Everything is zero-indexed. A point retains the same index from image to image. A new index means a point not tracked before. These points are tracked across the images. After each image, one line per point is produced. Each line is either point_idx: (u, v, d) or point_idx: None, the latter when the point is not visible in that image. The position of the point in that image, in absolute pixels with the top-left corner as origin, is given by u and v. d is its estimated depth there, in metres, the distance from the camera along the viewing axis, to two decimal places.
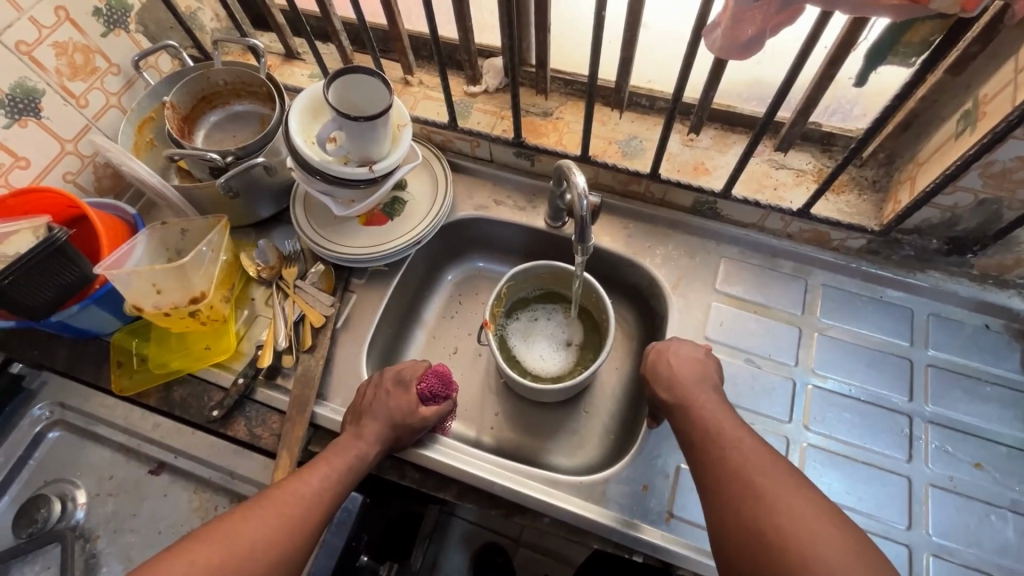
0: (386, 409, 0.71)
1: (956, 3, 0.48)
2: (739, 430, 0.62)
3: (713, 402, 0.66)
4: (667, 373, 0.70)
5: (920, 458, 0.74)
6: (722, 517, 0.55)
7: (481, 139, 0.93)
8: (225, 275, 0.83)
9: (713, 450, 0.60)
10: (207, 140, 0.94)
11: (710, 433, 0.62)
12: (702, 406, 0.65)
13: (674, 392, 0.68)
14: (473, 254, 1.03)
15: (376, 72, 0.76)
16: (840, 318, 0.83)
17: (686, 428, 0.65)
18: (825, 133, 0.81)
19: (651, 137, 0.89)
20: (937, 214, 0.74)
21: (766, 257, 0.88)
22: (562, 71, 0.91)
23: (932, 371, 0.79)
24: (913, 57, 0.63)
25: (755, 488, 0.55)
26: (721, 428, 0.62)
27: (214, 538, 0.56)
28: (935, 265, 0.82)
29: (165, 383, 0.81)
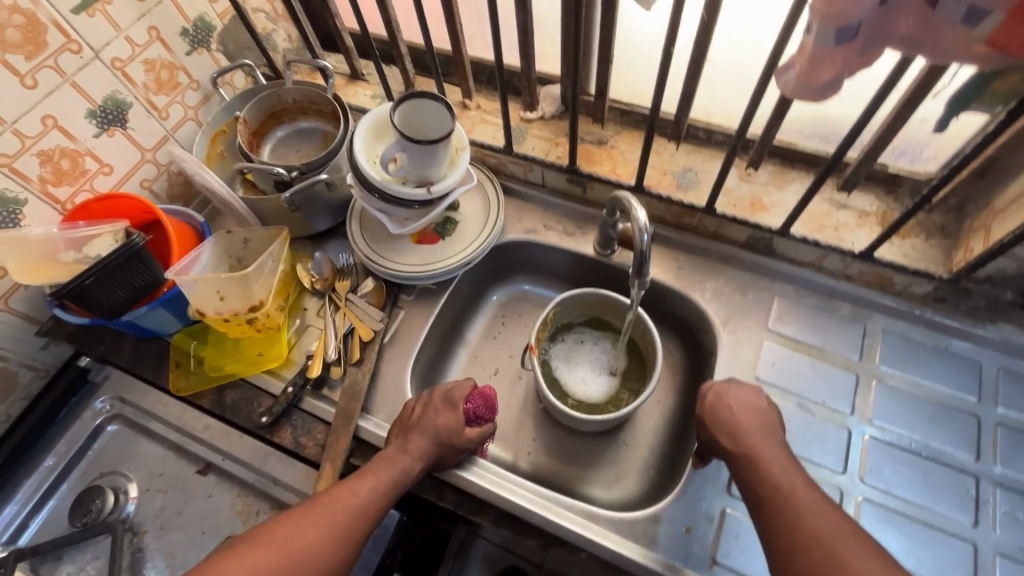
0: (432, 427, 0.71)
1: None
2: (811, 491, 0.59)
3: (779, 455, 0.64)
4: (729, 418, 0.68)
5: (987, 523, 0.69)
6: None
7: (534, 164, 0.94)
8: (282, 285, 0.86)
9: (788, 513, 0.58)
10: (273, 154, 0.98)
11: (782, 493, 0.59)
12: (768, 460, 0.63)
13: (735, 440, 0.66)
14: (519, 276, 1.03)
15: (440, 98, 0.78)
16: (901, 367, 0.79)
17: (751, 481, 0.62)
18: (891, 175, 0.78)
19: (707, 170, 0.88)
20: (1013, 266, 0.71)
21: (822, 298, 0.85)
22: (619, 101, 0.91)
23: (1001, 430, 0.74)
24: (997, 105, 0.60)
25: (840, 566, 0.52)
26: (793, 487, 0.60)
27: (281, 564, 0.57)
28: (1007, 317, 0.78)
29: (218, 386, 0.83)
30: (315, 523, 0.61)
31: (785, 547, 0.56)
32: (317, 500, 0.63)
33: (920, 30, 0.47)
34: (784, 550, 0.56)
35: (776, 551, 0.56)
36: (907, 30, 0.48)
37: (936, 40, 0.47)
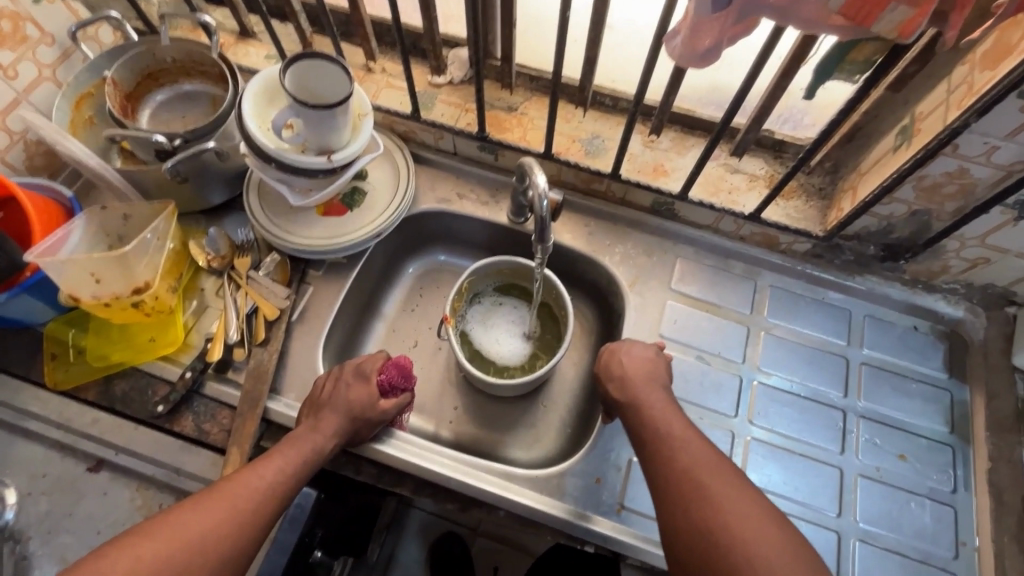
0: (345, 401, 0.70)
1: (894, 29, 0.49)
2: (687, 431, 0.65)
3: (661, 401, 0.69)
4: (622, 372, 0.72)
5: (851, 450, 0.79)
6: (671, 522, 0.58)
7: (445, 131, 0.92)
8: (172, 265, 0.79)
9: (664, 453, 0.63)
10: (153, 120, 0.89)
11: (661, 435, 0.64)
12: (651, 406, 0.68)
13: (624, 391, 0.71)
14: (435, 247, 1.02)
15: (335, 59, 0.74)
16: (785, 318, 0.87)
17: (637, 428, 0.67)
18: (777, 140, 0.84)
19: (613, 136, 0.90)
20: (874, 223, 0.78)
21: (719, 259, 0.91)
22: (527, 66, 0.91)
23: (865, 369, 0.84)
24: (856, 75, 0.66)
25: (703, 495, 0.58)
26: (672, 429, 0.65)
27: (167, 551, 0.54)
28: (872, 270, 0.87)
29: (105, 377, 0.77)
30: (212, 507, 0.58)
31: (662, 483, 0.61)
32: (219, 485, 0.60)
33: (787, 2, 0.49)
34: (660, 487, 0.61)
35: (654, 489, 0.62)
36: (777, 2, 0.50)
37: (800, 11, 0.50)
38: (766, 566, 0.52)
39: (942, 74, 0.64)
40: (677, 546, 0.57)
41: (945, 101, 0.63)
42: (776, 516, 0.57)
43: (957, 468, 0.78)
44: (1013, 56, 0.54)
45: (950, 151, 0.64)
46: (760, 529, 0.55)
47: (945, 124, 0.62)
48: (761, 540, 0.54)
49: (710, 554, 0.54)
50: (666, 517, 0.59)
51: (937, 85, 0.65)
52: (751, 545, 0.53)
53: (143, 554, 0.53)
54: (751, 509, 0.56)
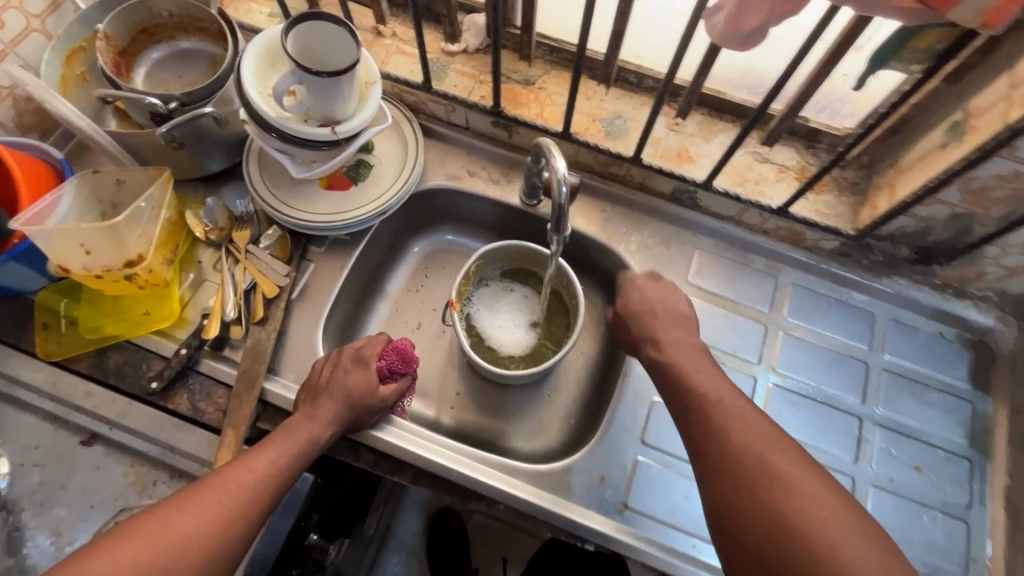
0: (344, 388, 0.68)
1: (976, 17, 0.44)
2: (750, 411, 0.60)
3: (710, 371, 0.66)
4: (651, 323, 0.73)
5: (865, 459, 0.76)
6: (737, 507, 0.54)
7: (457, 104, 0.87)
8: (167, 236, 0.75)
9: (727, 432, 0.58)
10: (149, 80, 0.84)
11: (720, 414, 0.60)
12: (708, 383, 0.64)
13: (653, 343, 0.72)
14: (442, 226, 0.97)
15: (342, 21, 0.68)
16: (805, 318, 0.83)
17: (692, 403, 0.63)
18: (811, 129, 0.79)
19: (636, 117, 0.85)
20: (911, 224, 0.74)
21: (740, 252, 0.87)
22: (548, 37, 0.85)
23: (885, 375, 0.81)
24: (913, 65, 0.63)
25: (773, 480, 0.54)
26: (733, 408, 0.61)
27: (157, 552, 0.52)
28: (901, 272, 0.82)
29: (98, 349, 0.74)
30: (202, 504, 0.56)
31: (725, 463, 0.56)
32: (203, 481, 0.58)
33: None
34: (720, 467, 0.57)
35: (714, 468, 0.57)
36: None
37: None
38: (846, 559, 0.48)
39: (1006, 66, 0.58)
40: (742, 532, 0.53)
41: (1007, 96, 0.57)
42: (851, 507, 0.52)
43: (973, 482, 0.76)
44: None
45: (1007, 153, 0.59)
46: (837, 521, 0.50)
47: (1005, 123, 0.56)
48: (838, 531, 0.50)
49: (781, 543, 0.50)
50: (728, 500, 0.55)
51: (999, 79, 0.59)
52: (812, 513, 0.51)
53: (134, 557, 0.51)
54: (826, 497, 0.52)
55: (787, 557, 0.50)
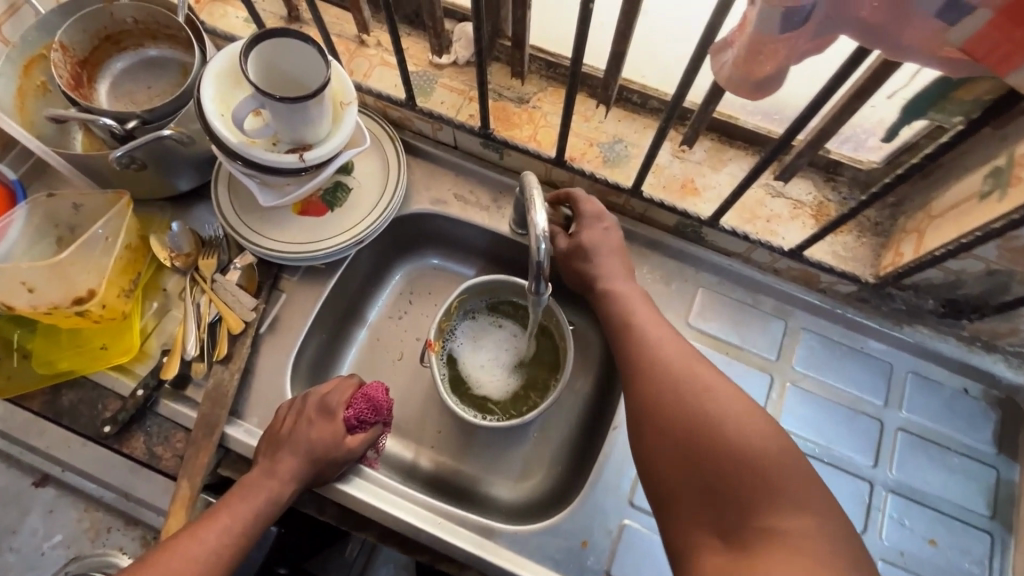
0: (306, 442, 0.63)
1: None
2: (670, 338, 0.62)
3: (638, 298, 0.67)
4: (591, 260, 0.70)
5: (875, 529, 0.70)
6: (656, 425, 0.56)
7: (444, 123, 0.80)
8: (124, 266, 0.70)
9: (649, 359, 0.60)
10: (114, 92, 0.79)
11: (644, 342, 0.62)
12: (636, 311, 0.65)
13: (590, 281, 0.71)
14: (428, 249, 0.91)
15: (309, 39, 0.62)
16: (815, 369, 0.76)
17: (618, 333, 0.65)
18: (832, 162, 0.71)
19: (638, 142, 0.78)
20: (940, 275, 0.67)
21: (747, 292, 0.79)
22: (544, 51, 0.78)
23: (901, 435, 0.74)
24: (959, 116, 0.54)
25: (690, 398, 0.56)
26: (665, 351, 0.60)
27: None
28: (925, 321, 0.75)
29: (53, 386, 0.70)
30: None
31: (645, 389, 0.58)
32: (148, 560, 0.54)
33: (884, 18, 0.37)
34: (642, 390, 0.59)
35: (634, 392, 0.59)
36: (869, 15, 0.37)
37: (901, 34, 0.37)
38: (759, 465, 0.51)
39: None
40: (662, 454, 0.55)
41: None
42: (763, 417, 0.55)
43: (994, 558, 0.69)
44: None
45: None
46: (750, 429, 0.53)
47: None
48: (751, 438, 0.52)
49: (699, 459, 0.52)
50: (647, 422, 0.57)
51: None
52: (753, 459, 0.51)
53: None
54: (755, 426, 0.53)
55: (704, 469, 0.52)
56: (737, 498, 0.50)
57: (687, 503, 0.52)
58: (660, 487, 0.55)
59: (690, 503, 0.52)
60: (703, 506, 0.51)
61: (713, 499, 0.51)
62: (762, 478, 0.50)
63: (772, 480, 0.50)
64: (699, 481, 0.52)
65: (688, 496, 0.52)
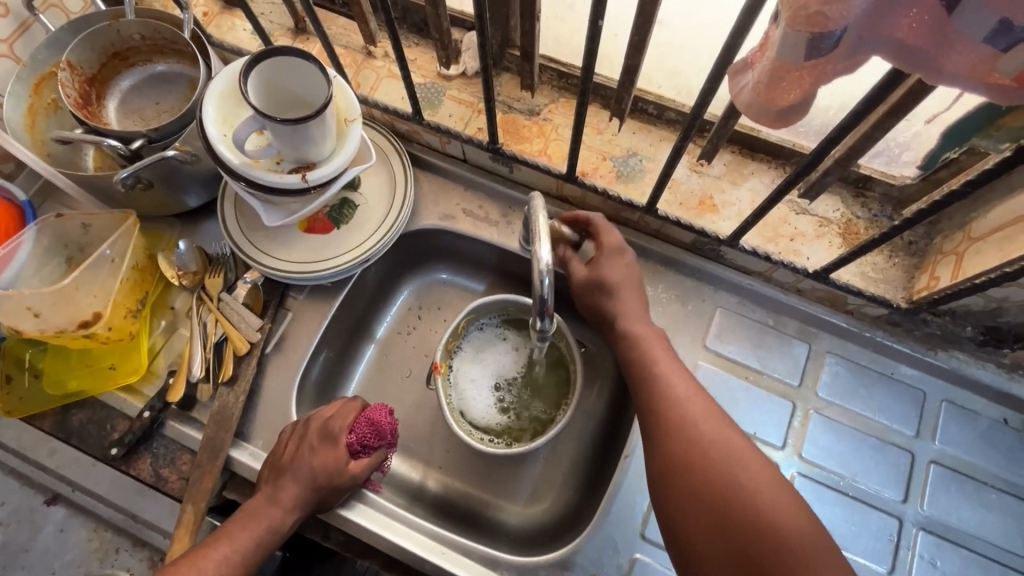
0: (309, 469, 0.62)
1: None
2: (694, 389, 0.59)
3: (655, 338, 0.64)
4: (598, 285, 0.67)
5: (903, 570, 0.66)
6: (677, 487, 0.54)
7: (452, 137, 0.78)
8: (130, 287, 0.70)
9: (670, 413, 0.57)
10: (122, 108, 0.78)
11: (665, 394, 0.59)
12: (654, 356, 0.62)
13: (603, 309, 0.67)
14: (436, 263, 0.88)
15: (309, 56, 0.60)
16: (842, 396, 0.72)
17: (637, 380, 0.62)
18: (863, 177, 0.66)
19: (653, 156, 0.74)
20: (980, 302, 0.62)
21: (768, 313, 0.75)
22: (556, 61, 0.74)
23: (934, 469, 0.69)
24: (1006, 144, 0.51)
25: (714, 459, 0.53)
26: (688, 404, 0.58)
27: None
28: (961, 347, 0.70)
29: (64, 406, 0.70)
30: None
31: (666, 446, 0.56)
32: None
33: (924, 41, 0.33)
34: (663, 448, 0.56)
35: (655, 448, 0.57)
36: (907, 37, 0.33)
37: (944, 59, 0.33)
38: (787, 528, 0.49)
39: None
40: (683, 516, 0.53)
41: None
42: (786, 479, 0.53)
43: None
44: None
45: None
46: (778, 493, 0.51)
47: None
48: (782, 502, 0.51)
49: (728, 517, 0.50)
50: (673, 473, 0.54)
51: None
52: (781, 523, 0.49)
53: None
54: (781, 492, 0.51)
55: (731, 537, 0.50)
56: (766, 562, 0.48)
57: (713, 573, 0.50)
58: (683, 553, 0.52)
59: (718, 573, 0.50)
60: (728, 564, 0.49)
61: (741, 570, 0.49)
62: (795, 544, 0.48)
63: (805, 556, 0.48)
64: (728, 542, 0.50)
65: (714, 566, 0.50)
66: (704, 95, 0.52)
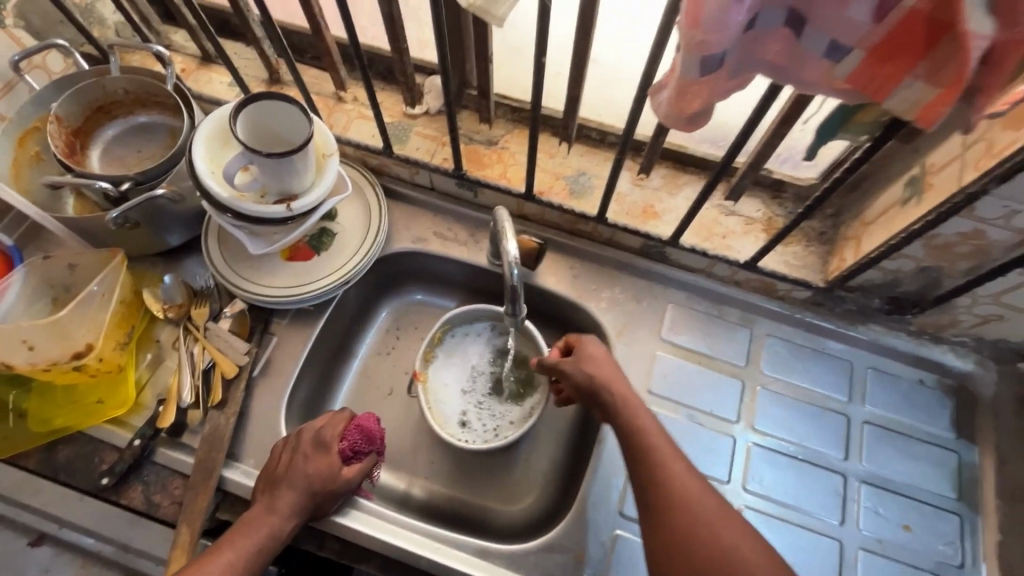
0: (304, 476, 0.65)
1: (910, 111, 0.42)
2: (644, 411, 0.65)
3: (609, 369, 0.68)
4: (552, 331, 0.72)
5: (852, 520, 0.74)
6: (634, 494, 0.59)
7: (420, 167, 0.86)
8: (120, 319, 0.74)
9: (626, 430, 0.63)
10: (106, 157, 0.83)
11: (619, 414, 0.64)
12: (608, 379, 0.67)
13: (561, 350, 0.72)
14: (411, 286, 0.94)
15: (292, 99, 0.68)
16: (783, 372, 0.81)
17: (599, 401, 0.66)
18: (776, 180, 0.78)
19: (599, 173, 0.84)
20: (880, 276, 0.73)
21: (713, 304, 0.85)
22: (508, 98, 0.85)
23: (868, 428, 0.79)
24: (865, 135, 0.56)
25: (659, 465, 0.59)
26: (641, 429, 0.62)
27: None
28: (876, 320, 0.81)
29: (48, 443, 0.71)
30: None
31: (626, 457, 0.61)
32: None
33: (787, 60, 0.44)
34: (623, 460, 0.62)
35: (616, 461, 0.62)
36: (774, 58, 0.44)
37: (802, 72, 0.44)
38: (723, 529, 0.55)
39: (957, 126, 0.58)
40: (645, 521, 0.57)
41: (961, 155, 0.57)
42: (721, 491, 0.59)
43: (965, 538, 0.73)
44: None
45: (966, 213, 0.58)
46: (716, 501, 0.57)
47: (960, 185, 0.56)
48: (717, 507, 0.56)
49: (677, 527, 0.55)
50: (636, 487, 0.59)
51: (951, 137, 0.59)
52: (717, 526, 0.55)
53: None
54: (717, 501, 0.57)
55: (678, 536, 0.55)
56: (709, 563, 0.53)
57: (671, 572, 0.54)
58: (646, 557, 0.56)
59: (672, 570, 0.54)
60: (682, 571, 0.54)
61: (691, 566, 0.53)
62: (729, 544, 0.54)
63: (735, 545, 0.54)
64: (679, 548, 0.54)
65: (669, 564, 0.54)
66: (637, 99, 0.61)
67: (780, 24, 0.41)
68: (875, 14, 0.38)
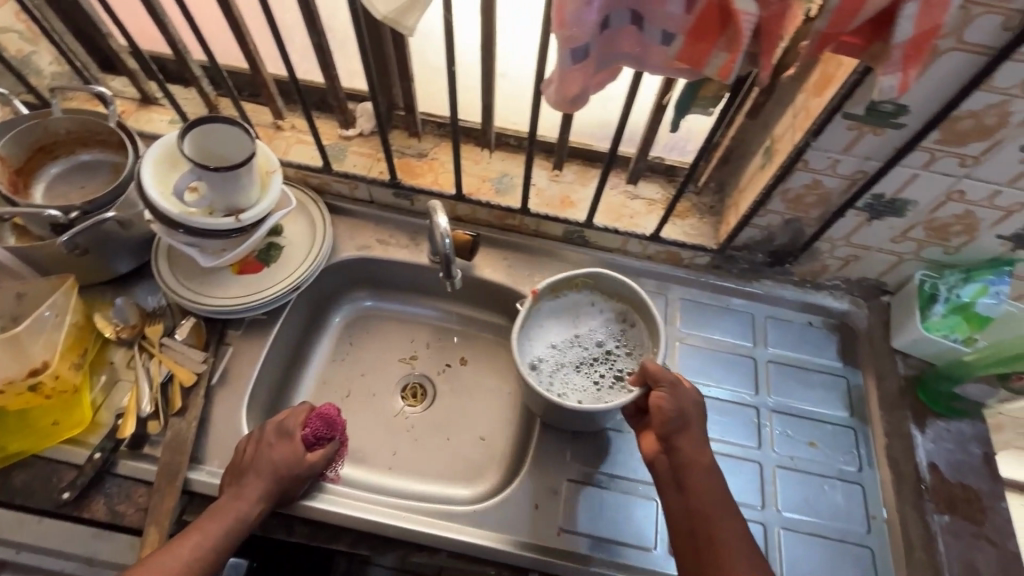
0: (270, 462, 0.69)
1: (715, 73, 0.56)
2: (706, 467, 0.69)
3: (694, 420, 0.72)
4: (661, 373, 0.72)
5: (768, 444, 0.85)
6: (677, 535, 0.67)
7: (358, 181, 0.95)
8: (74, 341, 0.76)
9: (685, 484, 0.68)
10: (48, 193, 0.87)
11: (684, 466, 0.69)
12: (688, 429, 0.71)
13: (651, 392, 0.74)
14: (360, 293, 1.01)
15: (234, 121, 0.75)
16: (696, 327, 0.93)
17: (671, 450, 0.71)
18: (667, 166, 0.92)
19: (519, 173, 0.96)
20: (758, 233, 0.87)
21: (631, 278, 0.97)
22: (433, 115, 0.96)
23: (772, 367, 0.91)
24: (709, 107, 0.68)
25: (707, 521, 0.66)
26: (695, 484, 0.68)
27: None
28: (765, 275, 0.95)
29: (4, 469, 0.72)
30: None
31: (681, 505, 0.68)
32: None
33: (636, 49, 0.56)
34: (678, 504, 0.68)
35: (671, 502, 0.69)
36: (628, 50, 0.57)
37: (648, 57, 0.57)
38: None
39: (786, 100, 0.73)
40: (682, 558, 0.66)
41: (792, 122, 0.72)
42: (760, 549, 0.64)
43: (860, 447, 0.86)
44: (833, 84, 0.63)
45: (802, 167, 0.73)
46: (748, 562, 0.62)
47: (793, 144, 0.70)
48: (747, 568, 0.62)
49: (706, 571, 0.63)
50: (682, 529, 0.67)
51: (784, 110, 0.74)
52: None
53: None
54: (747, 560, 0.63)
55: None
56: None
57: None
58: None
59: None
60: None
61: None
62: None
63: None
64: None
65: None
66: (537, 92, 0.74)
67: (627, 23, 0.54)
68: (687, 6, 0.51)
